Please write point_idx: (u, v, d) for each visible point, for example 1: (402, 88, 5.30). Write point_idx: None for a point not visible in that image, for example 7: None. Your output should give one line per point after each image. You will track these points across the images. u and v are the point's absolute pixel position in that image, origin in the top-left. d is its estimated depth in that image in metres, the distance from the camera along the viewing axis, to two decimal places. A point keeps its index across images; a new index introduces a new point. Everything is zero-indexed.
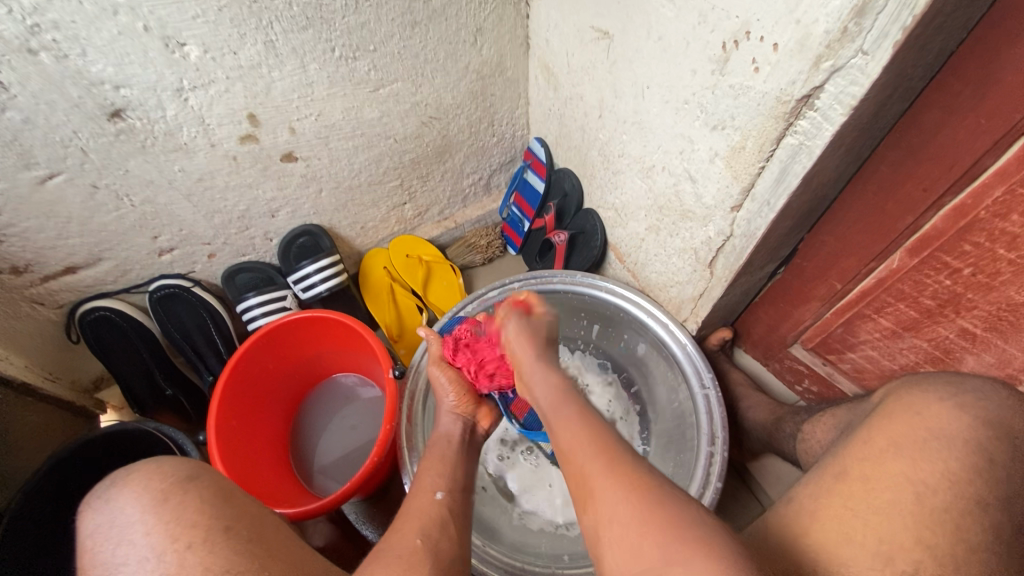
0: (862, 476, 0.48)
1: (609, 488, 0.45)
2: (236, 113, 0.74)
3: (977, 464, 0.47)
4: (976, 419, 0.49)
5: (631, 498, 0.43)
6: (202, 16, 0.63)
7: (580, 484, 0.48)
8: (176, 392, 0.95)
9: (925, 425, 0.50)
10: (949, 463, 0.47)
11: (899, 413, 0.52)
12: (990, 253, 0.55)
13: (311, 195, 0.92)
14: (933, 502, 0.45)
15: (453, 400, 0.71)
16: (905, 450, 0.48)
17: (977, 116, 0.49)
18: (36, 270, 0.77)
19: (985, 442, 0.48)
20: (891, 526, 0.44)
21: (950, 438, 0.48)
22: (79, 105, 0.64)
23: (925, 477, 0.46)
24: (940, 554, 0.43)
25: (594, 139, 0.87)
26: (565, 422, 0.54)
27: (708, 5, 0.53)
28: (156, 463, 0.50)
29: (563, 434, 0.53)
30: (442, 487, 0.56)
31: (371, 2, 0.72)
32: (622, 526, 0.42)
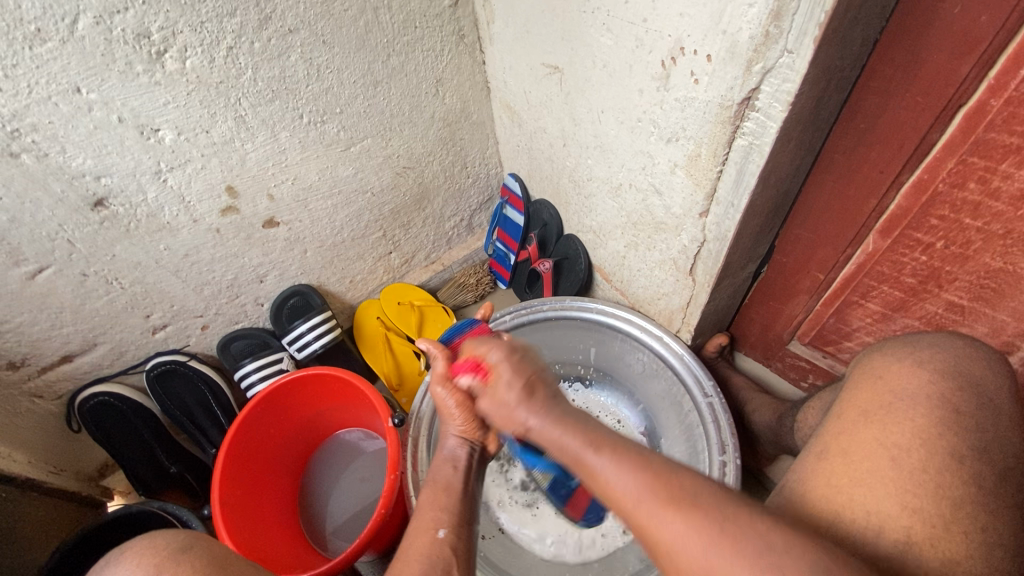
0: (841, 451, 0.47)
1: (655, 508, 0.38)
2: (215, 188, 0.77)
3: (944, 417, 0.47)
4: (935, 372, 0.50)
5: (676, 509, 0.38)
6: (173, 102, 0.67)
7: (623, 513, 0.40)
8: (180, 469, 0.94)
9: (889, 389, 0.50)
10: (916, 420, 0.47)
11: (864, 382, 0.53)
12: (957, 224, 0.56)
13: (297, 257, 0.94)
14: (911, 464, 0.45)
15: (459, 425, 0.63)
16: (874, 416, 0.49)
17: (912, 95, 0.51)
18: (33, 363, 0.78)
19: (947, 393, 0.49)
20: (874, 495, 0.43)
21: (913, 396, 0.49)
22: (62, 199, 0.67)
23: (897, 440, 0.46)
24: (929, 515, 0.42)
25: (563, 168, 0.89)
26: (584, 448, 0.44)
27: (642, 29, 0.56)
28: (149, 537, 0.47)
29: (587, 463, 0.43)
30: (443, 523, 0.52)
31: (332, 68, 0.76)
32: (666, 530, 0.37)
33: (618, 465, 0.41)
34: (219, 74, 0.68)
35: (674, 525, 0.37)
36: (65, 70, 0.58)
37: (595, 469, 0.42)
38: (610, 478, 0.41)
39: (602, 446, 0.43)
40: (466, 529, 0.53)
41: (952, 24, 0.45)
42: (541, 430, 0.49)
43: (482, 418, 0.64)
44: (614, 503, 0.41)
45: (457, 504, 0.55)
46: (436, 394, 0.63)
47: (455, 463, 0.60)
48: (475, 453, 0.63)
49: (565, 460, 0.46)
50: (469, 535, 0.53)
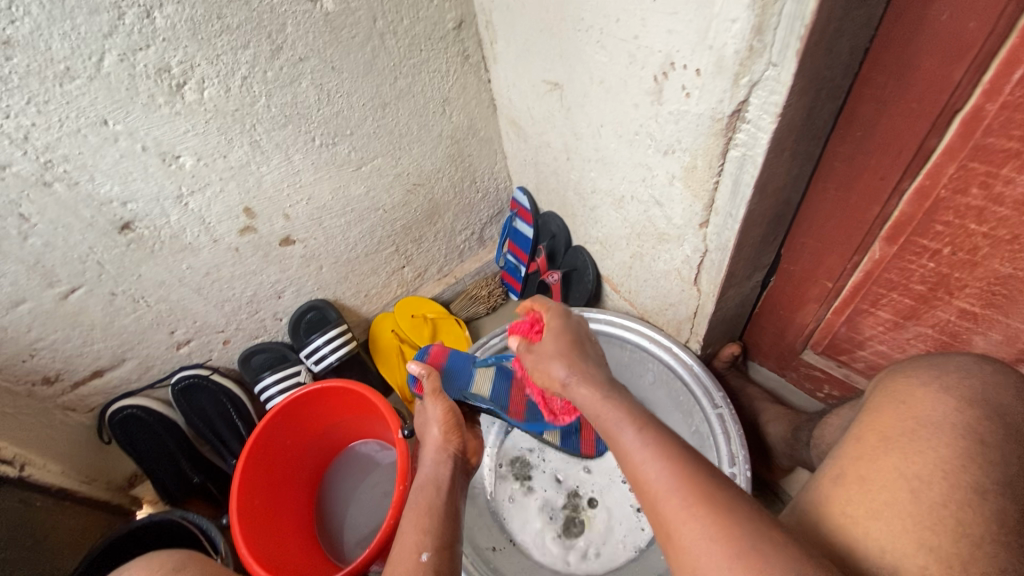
0: (859, 477, 0.47)
1: (692, 509, 0.40)
2: (233, 209, 0.81)
3: (967, 448, 0.46)
4: (961, 399, 0.49)
5: (717, 528, 0.38)
6: (192, 129, 0.71)
7: (652, 502, 0.43)
8: (203, 479, 0.98)
9: (912, 414, 0.49)
10: (939, 451, 0.46)
11: (887, 405, 0.51)
12: (963, 230, 0.55)
13: (313, 273, 0.97)
14: (930, 497, 0.44)
15: (438, 436, 0.69)
16: (895, 443, 0.48)
17: (908, 102, 0.50)
18: (67, 378, 0.83)
19: (972, 422, 0.47)
20: (890, 531, 0.43)
21: (938, 424, 0.48)
22: (92, 223, 0.71)
23: (918, 470, 0.45)
24: (945, 555, 0.41)
25: (568, 180, 0.90)
26: (620, 427, 0.49)
27: (633, 46, 0.57)
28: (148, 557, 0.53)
29: (621, 438, 0.48)
30: (427, 547, 0.54)
31: (341, 92, 0.79)
32: (688, 531, 0.39)
33: (658, 456, 0.44)
34: (234, 103, 0.71)
35: (709, 545, 0.38)
36: (92, 104, 0.63)
37: (626, 444, 0.47)
38: (648, 461, 0.44)
39: (642, 427, 0.48)
40: (449, 553, 0.55)
41: (943, 30, 0.45)
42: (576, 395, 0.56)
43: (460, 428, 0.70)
44: (644, 488, 0.44)
45: (439, 526, 0.57)
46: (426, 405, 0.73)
47: (436, 483, 0.63)
48: (455, 466, 0.67)
49: (601, 428, 0.52)
50: (450, 559, 0.54)
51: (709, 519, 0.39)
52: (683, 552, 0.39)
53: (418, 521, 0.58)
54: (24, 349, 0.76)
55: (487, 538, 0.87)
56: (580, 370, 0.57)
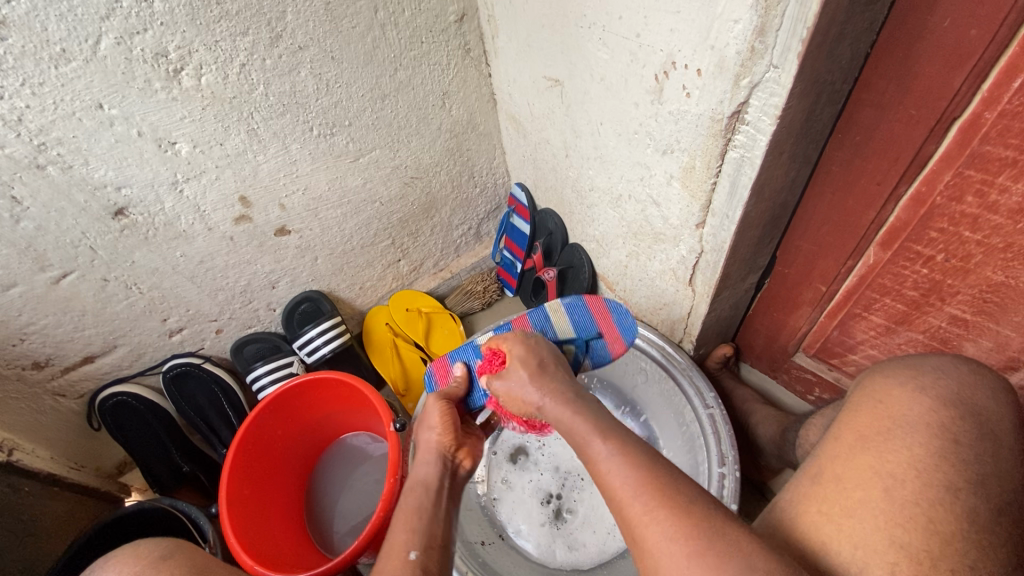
0: (835, 476, 0.47)
1: (653, 513, 0.41)
2: (229, 197, 0.80)
3: (941, 448, 0.46)
4: (937, 399, 0.49)
5: (679, 528, 0.39)
6: (189, 116, 0.70)
7: (619, 507, 0.43)
8: (193, 468, 0.98)
9: (888, 414, 0.50)
10: (913, 449, 0.46)
11: (865, 405, 0.52)
12: (957, 237, 0.55)
13: (308, 264, 0.97)
14: (903, 495, 0.44)
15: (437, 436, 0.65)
16: (872, 442, 0.48)
17: (907, 108, 0.51)
18: (57, 363, 0.82)
19: (946, 422, 0.48)
20: (863, 529, 0.43)
21: (913, 423, 0.48)
22: (85, 208, 0.71)
23: (892, 469, 0.46)
24: (916, 552, 0.41)
25: (566, 177, 0.90)
26: (591, 436, 0.49)
27: (635, 44, 0.57)
28: (133, 546, 0.53)
29: (592, 449, 0.48)
30: (414, 545, 0.52)
31: (341, 83, 0.78)
32: (651, 530, 0.40)
33: (624, 462, 0.45)
34: (232, 90, 0.71)
35: (672, 545, 0.39)
36: (88, 87, 0.62)
37: (597, 455, 0.47)
38: (614, 467, 0.45)
39: (609, 437, 0.48)
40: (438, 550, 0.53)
41: (944, 37, 0.45)
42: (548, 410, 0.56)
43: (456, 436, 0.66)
44: (611, 494, 0.44)
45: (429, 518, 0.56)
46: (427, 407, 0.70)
47: (425, 485, 0.61)
48: (444, 473, 0.63)
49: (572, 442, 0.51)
50: (439, 557, 0.53)
51: (671, 519, 0.40)
52: (646, 544, 0.40)
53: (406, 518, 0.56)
54: (14, 333, 0.75)
55: (476, 532, 0.86)
56: (551, 387, 0.57)
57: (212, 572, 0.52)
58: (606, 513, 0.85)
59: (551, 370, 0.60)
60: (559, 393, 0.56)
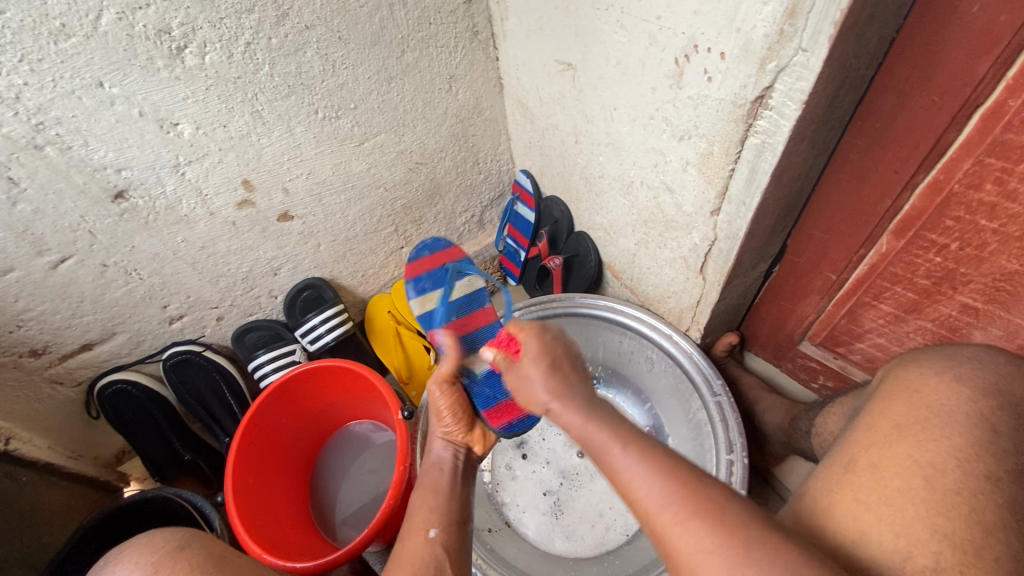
0: (871, 465, 0.48)
1: (686, 524, 0.39)
2: (232, 181, 0.78)
3: (981, 437, 0.47)
4: (974, 390, 0.51)
5: (713, 537, 0.38)
6: (192, 96, 0.68)
7: (648, 518, 0.42)
8: (195, 457, 0.97)
9: (925, 403, 0.51)
10: (953, 439, 0.47)
11: (900, 394, 0.53)
12: (973, 225, 0.55)
13: (310, 250, 0.95)
14: (944, 484, 0.45)
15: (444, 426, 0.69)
16: (910, 432, 0.49)
17: (930, 94, 0.50)
18: (55, 350, 0.80)
19: (986, 412, 0.49)
20: (905, 517, 0.43)
21: (952, 413, 0.49)
22: (84, 191, 0.68)
23: (931, 458, 0.46)
24: (960, 541, 0.42)
25: (575, 164, 0.89)
26: (613, 445, 0.46)
27: (656, 27, 0.56)
28: (147, 536, 0.51)
29: (612, 459, 0.45)
30: (434, 523, 0.56)
31: (347, 64, 0.77)
32: (683, 540, 0.39)
33: (649, 469, 0.43)
34: (236, 70, 0.69)
35: (712, 558, 0.38)
36: (88, 65, 0.60)
37: (620, 466, 0.45)
38: (638, 476, 0.43)
39: (630, 444, 0.45)
40: (457, 529, 0.57)
41: (971, 22, 0.45)
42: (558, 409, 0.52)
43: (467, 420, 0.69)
44: (637, 503, 0.43)
45: (450, 504, 0.59)
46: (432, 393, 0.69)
47: (440, 466, 0.66)
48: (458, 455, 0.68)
49: (588, 451, 0.49)
50: (458, 533, 0.56)
51: (709, 527, 0.39)
52: (679, 554, 0.39)
53: (424, 499, 0.60)
54: (11, 320, 0.73)
55: (482, 520, 0.87)
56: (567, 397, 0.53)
57: (231, 560, 0.51)
58: (602, 507, 0.86)
59: (565, 373, 0.56)
60: (578, 404, 0.52)
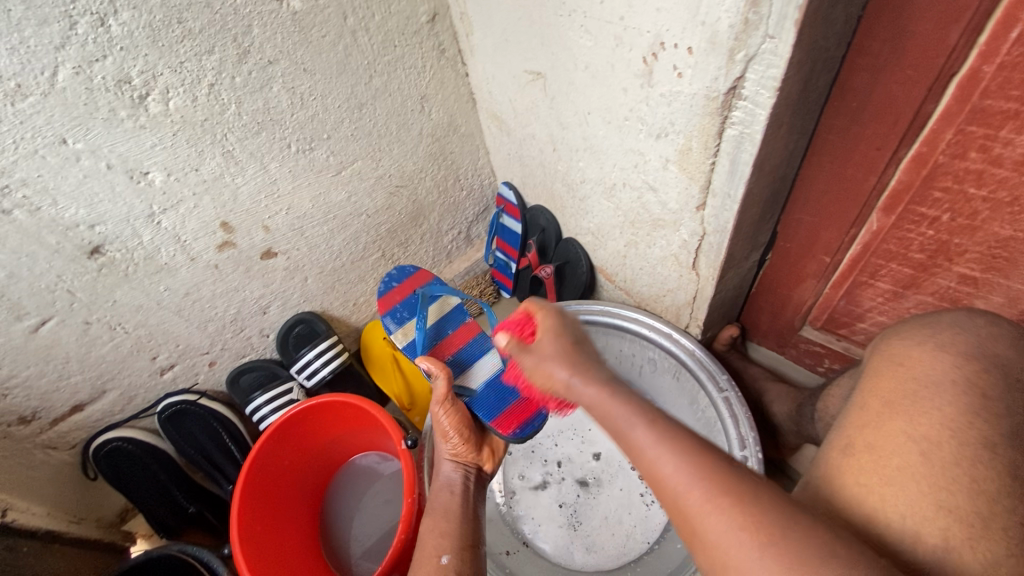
0: (867, 445, 0.47)
1: (715, 508, 0.37)
2: (209, 224, 0.77)
3: (971, 403, 0.45)
4: (960, 355, 0.49)
5: (738, 519, 0.36)
6: (159, 143, 0.67)
7: (670, 500, 0.39)
8: (199, 508, 0.94)
9: (913, 375, 0.49)
10: (943, 409, 0.46)
11: (886, 368, 0.51)
12: (962, 195, 0.54)
13: (298, 285, 0.94)
14: (942, 457, 0.43)
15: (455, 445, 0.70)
16: (899, 407, 0.47)
17: (904, 68, 0.50)
18: (44, 416, 0.78)
19: (973, 376, 0.47)
20: (908, 496, 0.42)
21: (938, 382, 0.48)
22: (58, 250, 0.67)
23: (926, 432, 0.45)
24: (965, 514, 0.40)
25: (555, 172, 0.88)
26: (635, 423, 0.42)
27: (620, 28, 0.56)
28: None
29: (636, 440, 0.42)
30: (446, 550, 0.56)
31: (315, 95, 0.76)
32: (713, 524, 0.37)
33: (670, 448, 0.40)
34: (202, 112, 0.68)
35: (734, 534, 0.36)
36: (49, 123, 0.59)
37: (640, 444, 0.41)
38: (662, 458, 0.40)
39: (649, 421, 0.42)
40: (469, 553, 0.56)
41: None
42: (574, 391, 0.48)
43: (474, 439, 0.71)
44: (655, 483, 0.40)
45: (459, 529, 0.59)
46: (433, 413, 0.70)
47: (451, 488, 0.66)
48: (470, 476, 0.68)
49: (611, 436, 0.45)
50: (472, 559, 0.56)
51: (736, 506, 0.37)
52: (709, 536, 0.37)
53: (436, 526, 0.59)
54: None
55: (499, 541, 0.86)
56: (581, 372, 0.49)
57: None
58: (625, 516, 0.84)
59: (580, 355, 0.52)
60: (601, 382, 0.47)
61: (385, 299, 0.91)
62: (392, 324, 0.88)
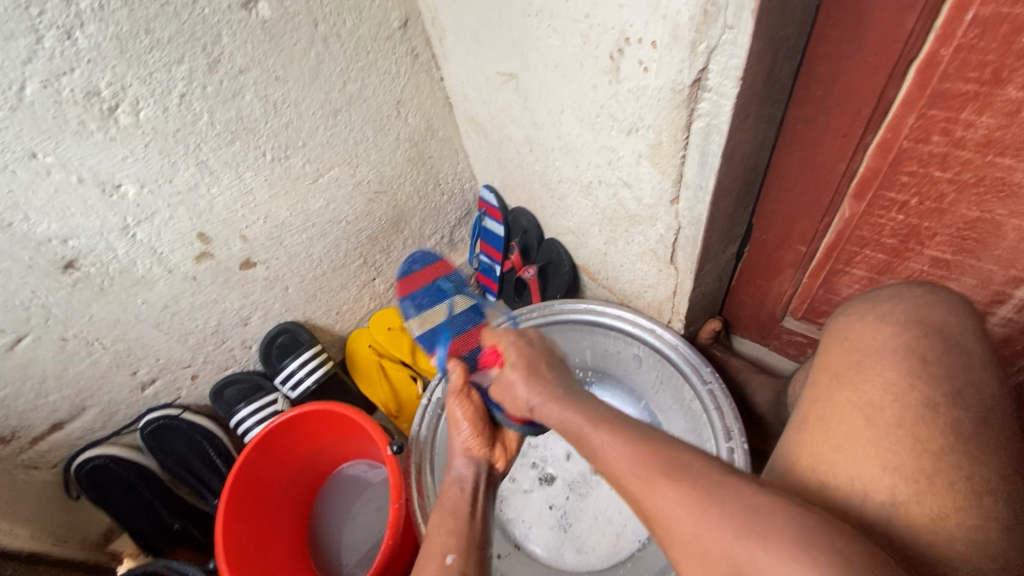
0: (819, 418, 0.47)
1: (653, 484, 0.40)
2: (186, 236, 0.76)
3: (911, 368, 0.47)
4: (898, 323, 0.50)
5: (676, 487, 0.38)
6: (131, 155, 0.66)
7: (625, 487, 0.42)
8: (185, 524, 0.93)
9: (856, 348, 0.50)
10: (886, 376, 0.47)
11: (833, 345, 0.52)
12: (928, 178, 0.55)
13: (279, 294, 0.93)
14: (885, 420, 0.44)
15: (466, 439, 0.68)
16: (846, 378, 0.48)
17: (864, 56, 0.51)
18: (23, 435, 0.77)
19: (911, 342, 0.48)
20: (855, 460, 0.43)
21: (880, 351, 0.49)
22: (31, 266, 0.66)
23: (869, 399, 0.46)
24: (911, 471, 0.42)
25: (533, 172, 0.88)
26: (587, 427, 0.49)
27: (585, 25, 0.56)
28: None
29: (588, 440, 0.48)
30: (451, 549, 0.55)
31: (289, 103, 0.76)
32: (658, 501, 0.39)
33: (619, 441, 0.45)
34: (174, 123, 0.67)
35: (682, 515, 0.37)
36: (17, 136, 0.58)
37: (596, 445, 0.47)
38: (611, 451, 0.45)
39: (600, 426, 0.48)
40: (475, 554, 0.55)
41: None
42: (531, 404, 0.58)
43: (486, 434, 0.69)
44: (618, 481, 0.43)
45: (465, 527, 0.58)
46: (450, 406, 0.70)
47: (461, 484, 0.64)
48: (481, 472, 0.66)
49: (568, 437, 0.52)
50: (475, 560, 0.55)
51: (677, 477, 0.39)
52: (655, 512, 0.39)
53: (443, 522, 0.59)
54: None
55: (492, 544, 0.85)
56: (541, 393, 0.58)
57: None
58: (613, 514, 0.84)
59: (542, 370, 0.62)
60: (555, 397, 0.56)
61: (407, 282, 0.88)
62: (406, 307, 0.85)
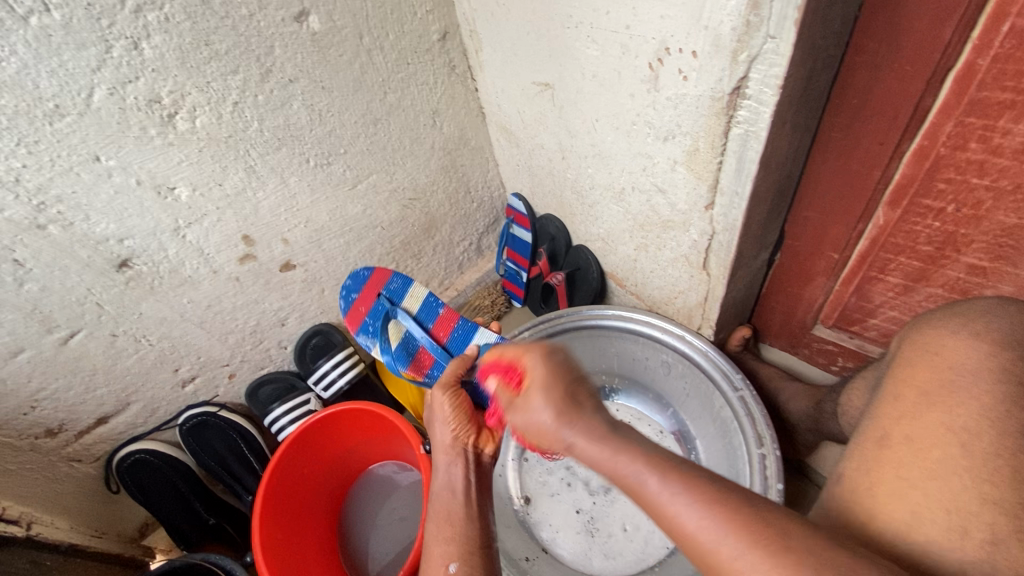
0: (905, 438, 0.48)
1: (746, 556, 0.34)
2: (232, 238, 0.80)
3: (1007, 393, 0.46)
4: (994, 344, 0.49)
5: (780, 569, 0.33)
6: (186, 159, 0.70)
7: (695, 554, 0.36)
8: (219, 519, 0.95)
9: (948, 365, 0.50)
10: (982, 400, 0.46)
11: (920, 359, 0.52)
12: (965, 185, 0.56)
13: (315, 297, 0.96)
14: (981, 449, 0.44)
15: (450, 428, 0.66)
16: (935, 398, 0.48)
17: (901, 66, 0.52)
18: (70, 428, 0.80)
19: (1008, 364, 0.48)
20: (951, 491, 0.43)
21: (975, 372, 0.48)
22: (89, 264, 0.69)
23: (964, 423, 0.46)
24: (1010, 506, 0.41)
25: (564, 180, 0.90)
26: (643, 470, 0.39)
27: (626, 36, 0.58)
28: None
29: (645, 487, 0.39)
30: (453, 557, 0.55)
31: (333, 111, 0.79)
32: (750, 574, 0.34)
33: (691, 496, 0.37)
34: (226, 129, 0.71)
35: None
36: (83, 140, 0.62)
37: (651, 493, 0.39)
38: (678, 508, 0.37)
39: (646, 460, 0.40)
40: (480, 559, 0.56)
41: None
42: (579, 446, 0.44)
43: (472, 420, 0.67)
44: (680, 537, 0.37)
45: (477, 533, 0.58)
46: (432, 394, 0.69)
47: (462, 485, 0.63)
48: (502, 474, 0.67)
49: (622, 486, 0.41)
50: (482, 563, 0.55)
51: (754, 546, 0.34)
52: None
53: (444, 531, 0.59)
54: (25, 402, 0.73)
55: (520, 548, 0.85)
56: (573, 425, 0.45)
57: None
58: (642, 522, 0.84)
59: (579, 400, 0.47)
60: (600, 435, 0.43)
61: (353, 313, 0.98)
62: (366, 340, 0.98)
